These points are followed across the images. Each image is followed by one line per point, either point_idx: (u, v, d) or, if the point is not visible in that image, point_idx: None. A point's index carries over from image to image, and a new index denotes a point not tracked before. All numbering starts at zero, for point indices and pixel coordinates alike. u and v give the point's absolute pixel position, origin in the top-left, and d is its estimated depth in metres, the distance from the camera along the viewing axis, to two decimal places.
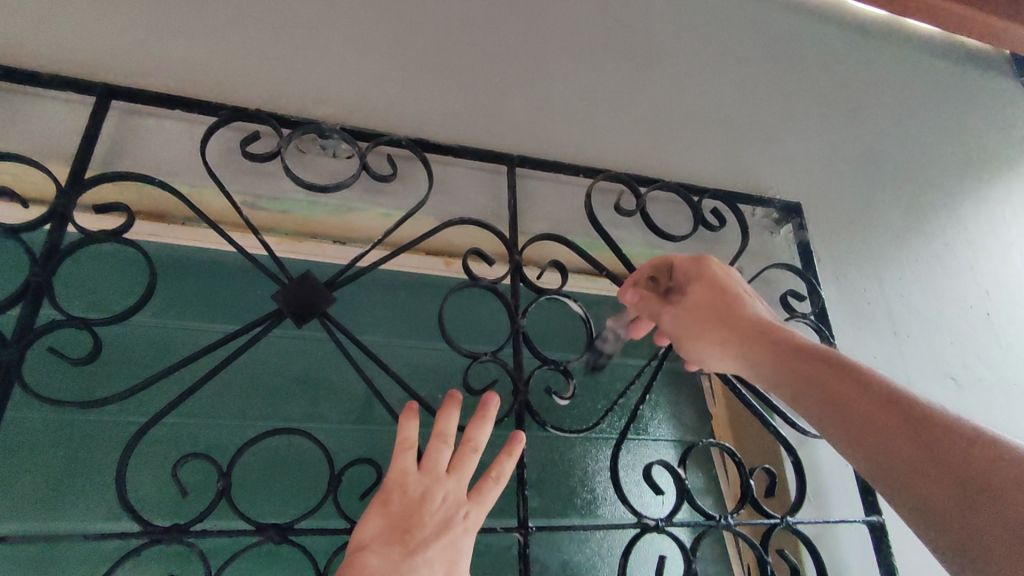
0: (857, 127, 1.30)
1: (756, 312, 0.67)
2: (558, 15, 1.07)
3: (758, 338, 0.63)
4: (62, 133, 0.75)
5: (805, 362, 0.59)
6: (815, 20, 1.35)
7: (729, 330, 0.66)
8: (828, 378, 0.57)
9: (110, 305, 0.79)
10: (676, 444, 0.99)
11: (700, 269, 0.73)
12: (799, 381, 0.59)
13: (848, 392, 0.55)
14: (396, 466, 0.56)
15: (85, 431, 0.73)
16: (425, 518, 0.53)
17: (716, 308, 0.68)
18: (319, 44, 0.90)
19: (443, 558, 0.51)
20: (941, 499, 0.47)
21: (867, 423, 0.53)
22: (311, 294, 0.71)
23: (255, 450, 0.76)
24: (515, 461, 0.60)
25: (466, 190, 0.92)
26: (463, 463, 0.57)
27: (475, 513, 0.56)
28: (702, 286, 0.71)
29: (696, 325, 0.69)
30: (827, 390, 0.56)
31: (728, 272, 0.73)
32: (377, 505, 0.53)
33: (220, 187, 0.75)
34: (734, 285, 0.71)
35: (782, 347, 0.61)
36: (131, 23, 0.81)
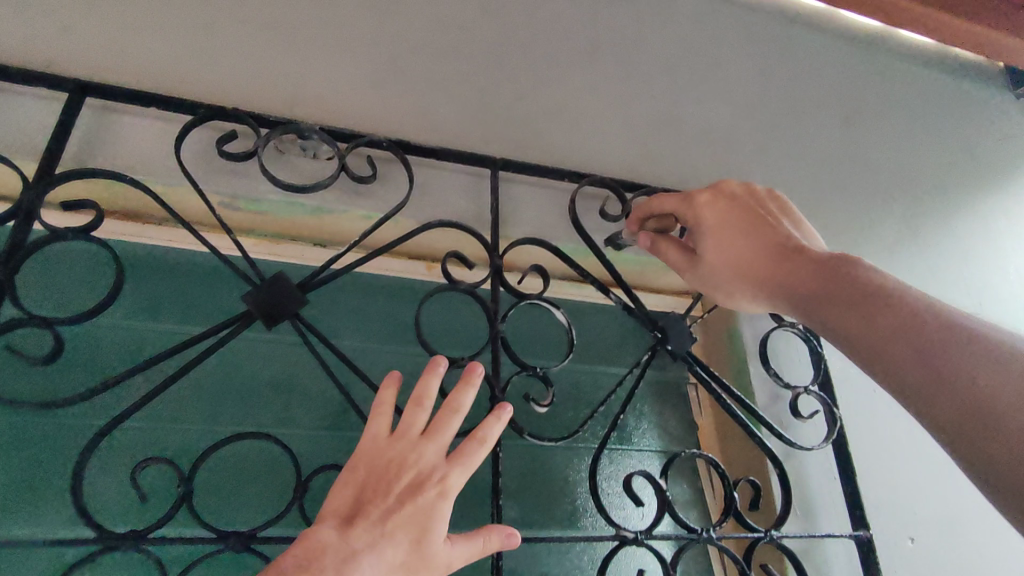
0: (850, 136, 1.30)
1: (768, 251, 0.72)
2: (546, 20, 1.07)
3: (779, 276, 0.70)
4: (33, 129, 0.74)
5: (829, 283, 0.65)
6: (806, 30, 1.34)
7: (752, 276, 0.73)
8: (857, 293, 0.62)
9: (76, 304, 0.77)
10: (660, 454, 0.97)
11: (699, 219, 0.78)
12: (820, 297, 0.65)
13: (866, 306, 0.60)
14: (368, 434, 0.55)
15: (45, 434, 0.70)
16: (396, 483, 0.52)
17: (731, 258, 0.75)
18: (300, 44, 0.89)
19: (410, 527, 0.49)
20: (941, 395, 0.53)
21: (882, 330, 0.58)
22: (283, 295, 0.69)
23: (222, 455, 0.74)
24: (502, 425, 0.57)
25: (447, 194, 0.90)
26: (438, 427, 0.55)
27: (454, 476, 0.53)
28: (709, 238, 0.76)
29: (718, 275, 0.76)
30: (849, 304, 0.62)
31: (726, 213, 0.77)
32: (344, 477, 0.52)
33: (195, 187, 0.73)
34: (740, 224, 0.75)
35: (804, 279, 0.68)
36: (111, 21, 0.80)
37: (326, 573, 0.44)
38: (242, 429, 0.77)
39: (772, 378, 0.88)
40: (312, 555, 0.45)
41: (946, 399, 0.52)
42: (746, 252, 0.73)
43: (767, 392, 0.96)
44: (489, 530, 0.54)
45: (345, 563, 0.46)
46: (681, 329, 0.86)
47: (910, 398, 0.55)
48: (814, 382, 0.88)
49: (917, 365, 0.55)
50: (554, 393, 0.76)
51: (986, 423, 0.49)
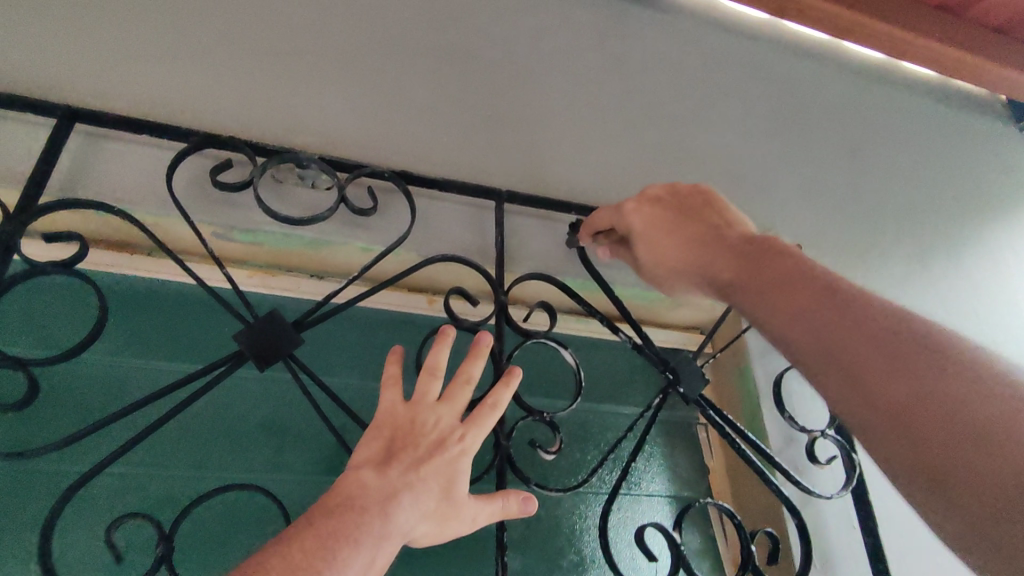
0: (856, 167, 1.28)
1: (694, 247, 0.64)
2: (551, 50, 1.05)
3: (704, 270, 0.62)
4: (19, 156, 0.71)
5: (755, 277, 0.55)
6: (811, 62, 1.34)
7: (686, 275, 0.64)
8: (777, 287, 0.53)
9: (56, 341, 0.73)
10: (671, 500, 0.93)
11: (629, 227, 0.71)
12: (742, 291, 0.56)
13: (790, 302, 0.51)
14: (387, 397, 0.57)
15: (14, 481, 0.65)
16: (419, 440, 0.54)
17: (665, 260, 0.66)
18: (302, 72, 0.86)
19: (440, 477, 0.52)
20: (870, 411, 0.45)
21: (805, 335, 0.49)
22: (276, 335, 0.66)
23: (209, 505, 0.70)
24: (511, 391, 0.61)
25: (450, 225, 0.87)
26: (456, 393, 0.59)
27: (471, 437, 0.56)
28: (642, 244, 0.69)
29: (657, 277, 0.67)
30: (770, 299, 0.53)
31: (651, 215, 0.69)
32: (372, 431, 0.54)
33: (186, 218, 0.70)
34: (666, 225, 0.67)
35: (733, 271, 0.58)
36: (105, 47, 0.78)
37: (370, 514, 0.46)
38: (230, 475, 0.72)
39: (788, 422, 0.84)
40: (352, 496, 0.47)
41: (876, 417, 0.44)
42: (678, 253, 0.65)
43: (782, 434, 0.93)
44: (506, 493, 0.57)
45: (386, 503, 0.48)
46: (692, 371, 0.83)
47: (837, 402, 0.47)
48: (831, 426, 0.84)
49: (851, 361, 0.46)
50: (561, 440, 0.72)
51: (929, 449, 0.41)
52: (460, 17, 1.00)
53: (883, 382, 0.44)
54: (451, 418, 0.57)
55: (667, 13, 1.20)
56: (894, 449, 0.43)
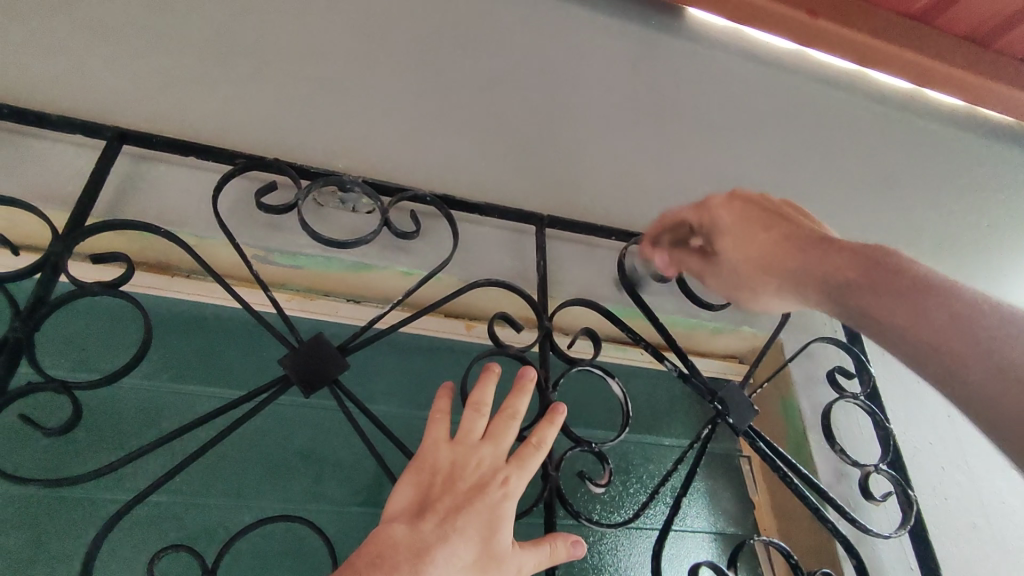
0: (891, 197, 1.26)
1: (790, 243, 0.64)
2: (588, 77, 1.05)
3: (817, 274, 0.59)
4: (67, 177, 0.71)
5: (900, 295, 0.52)
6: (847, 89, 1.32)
7: (782, 273, 0.63)
8: (897, 291, 0.53)
9: (96, 364, 0.72)
10: (716, 536, 0.89)
11: (714, 223, 0.70)
12: (873, 302, 0.54)
13: (960, 330, 0.47)
14: (429, 437, 0.57)
15: (51, 508, 0.63)
16: (460, 484, 0.53)
17: (755, 258, 0.66)
18: (344, 96, 0.86)
19: (479, 523, 0.50)
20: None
21: (989, 371, 0.44)
22: (322, 358, 0.64)
23: (249, 537, 0.67)
24: (556, 428, 0.60)
25: (491, 250, 0.86)
26: (498, 431, 0.58)
27: (514, 479, 0.55)
28: (728, 240, 0.68)
29: (741, 274, 0.67)
30: (931, 323, 0.49)
31: (743, 210, 0.69)
32: (408, 477, 0.54)
33: (229, 238, 0.69)
34: (757, 224, 0.67)
35: (856, 278, 0.56)
36: (154, 69, 0.78)
37: (401, 569, 0.45)
38: (268, 505, 0.70)
39: (839, 456, 0.79)
40: (382, 552, 0.46)
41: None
42: (771, 246, 0.65)
43: (832, 468, 0.90)
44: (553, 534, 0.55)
45: (418, 557, 0.47)
46: (741, 400, 0.80)
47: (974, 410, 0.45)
48: (884, 461, 0.80)
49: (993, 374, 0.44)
50: (611, 471, 0.69)
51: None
52: (500, 42, 1.00)
53: None
54: (494, 458, 0.57)
55: (704, 39, 1.19)
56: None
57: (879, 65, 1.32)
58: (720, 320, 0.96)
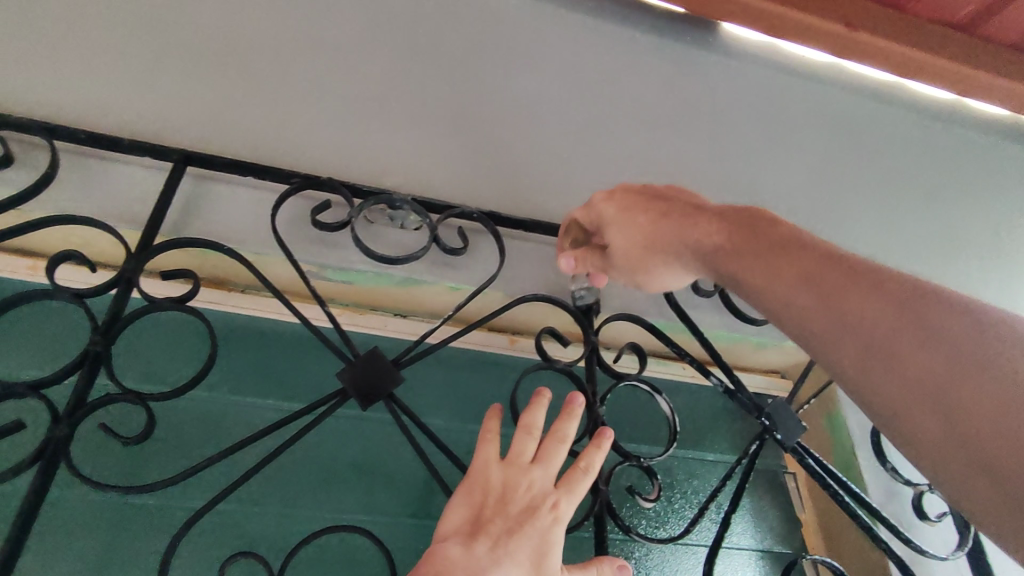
0: (935, 209, 1.24)
1: (676, 220, 0.64)
2: (626, 97, 1.06)
3: (695, 247, 0.62)
4: (138, 199, 0.76)
5: (757, 259, 0.55)
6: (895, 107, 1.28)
7: (668, 255, 0.64)
8: (783, 259, 0.53)
9: (165, 377, 0.75)
10: (762, 554, 0.89)
11: (599, 216, 0.70)
12: (742, 267, 0.56)
13: (801, 285, 0.50)
14: (480, 456, 0.59)
15: (123, 515, 0.66)
16: (510, 507, 0.56)
17: (642, 245, 0.66)
18: (392, 116, 0.89)
19: (529, 547, 0.53)
20: (891, 376, 0.42)
21: (820, 315, 0.48)
22: (379, 374, 0.66)
23: (306, 548, 0.69)
24: (604, 453, 0.62)
25: (536, 265, 0.88)
26: (549, 454, 0.60)
27: (563, 503, 0.57)
28: (614, 231, 0.68)
29: (638, 264, 0.67)
30: (781, 281, 0.52)
31: (621, 200, 0.69)
32: (459, 497, 0.56)
33: (288, 256, 0.72)
34: (636, 212, 0.67)
35: (726, 246, 0.59)
36: (213, 91, 0.81)
37: None
38: (323, 515, 0.72)
39: (889, 473, 0.80)
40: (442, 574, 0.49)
41: (886, 376, 0.43)
42: (655, 225, 0.65)
43: (883, 487, 0.90)
44: (600, 560, 0.57)
45: None
46: (789, 417, 0.80)
47: (843, 371, 0.46)
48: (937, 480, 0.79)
49: (837, 335, 0.46)
50: (660, 486, 0.69)
51: (928, 384, 0.40)
52: (541, 62, 1.01)
53: (893, 347, 0.43)
54: (544, 481, 0.58)
55: (743, 53, 1.19)
56: (893, 401, 0.42)
57: (936, 80, 1.26)
58: (763, 334, 0.95)
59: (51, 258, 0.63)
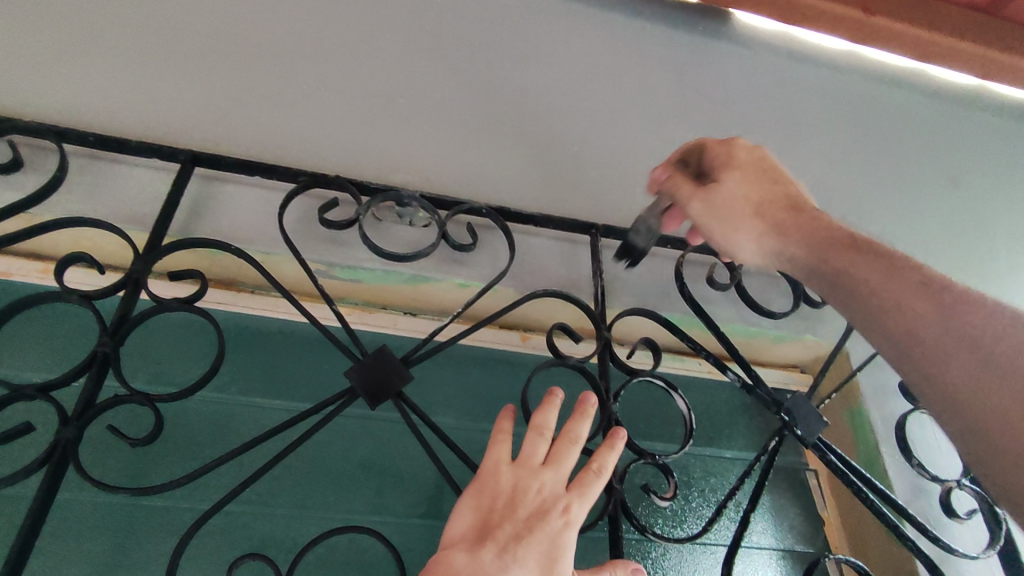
0: (960, 197, 1.20)
1: (791, 206, 0.63)
2: (638, 89, 1.03)
3: (803, 233, 0.60)
4: (145, 200, 0.75)
5: (873, 258, 0.55)
6: (918, 96, 1.24)
7: (770, 219, 0.62)
8: (894, 271, 0.53)
9: (174, 377, 0.75)
10: (783, 555, 0.86)
11: (732, 159, 0.67)
12: (848, 262, 0.56)
13: (921, 293, 0.51)
14: (490, 459, 0.59)
15: (132, 515, 0.66)
16: (520, 510, 0.56)
17: (752, 198, 0.64)
18: (400, 113, 0.88)
19: (540, 552, 0.53)
20: (1013, 396, 0.43)
21: (943, 324, 0.48)
22: (387, 371, 0.65)
23: (316, 548, 0.70)
24: (616, 454, 0.62)
25: (546, 261, 0.86)
26: (559, 456, 0.60)
27: (575, 506, 0.58)
28: (737, 174, 0.66)
29: (730, 208, 0.64)
30: (898, 284, 0.52)
31: (762, 157, 0.68)
32: (468, 501, 0.57)
33: (296, 255, 0.71)
34: (763, 174, 0.66)
35: (835, 240, 0.58)
36: (220, 91, 0.81)
37: None
38: (334, 516, 0.72)
39: (916, 470, 0.77)
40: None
41: (1005, 395, 0.43)
42: (771, 198, 0.64)
43: (909, 484, 0.87)
44: (613, 563, 0.57)
45: None
46: (809, 411, 0.77)
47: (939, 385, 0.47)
48: (966, 476, 0.77)
49: (945, 353, 0.47)
50: (677, 484, 0.68)
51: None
52: (551, 56, 0.99)
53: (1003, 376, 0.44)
54: (555, 484, 0.59)
55: (758, 41, 1.16)
56: (1008, 420, 0.43)
57: (960, 66, 1.23)
58: (780, 328, 0.93)
59: (60, 260, 0.64)
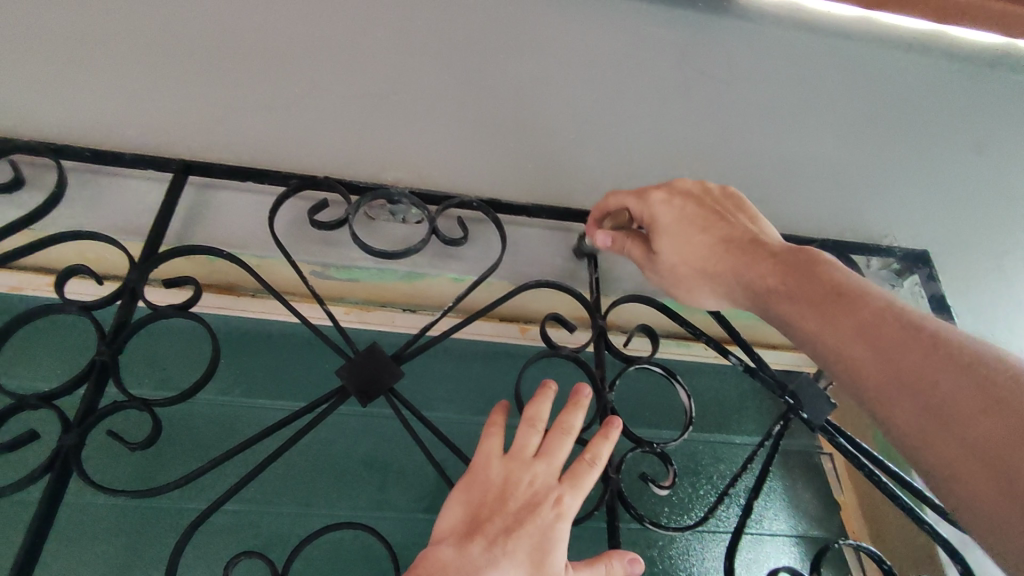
0: (990, 162, 1.12)
1: (735, 250, 0.64)
2: (637, 68, 0.99)
3: (745, 279, 0.62)
4: (142, 212, 0.78)
5: (808, 304, 0.55)
6: (944, 59, 1.16)
7: (714, 277, 0.65)
8: (829, 314, 0.53)
9: (177, 382, 0.78)
10: (798, 541, 0.85)
11: (653, 216, 0.69)
12: (792, 310, 0.56)
13: (860, 340, 0.50)
14: (481, 451, 0.57)
15: (140, 515, 0.69)
16: (510, 504, 0.53)
17: (691, 261, 0.66)
18: (389, 109, 0.87)
19: (529, 546, 0.51)
20: (973, 449, 0.42)
21: (904, 369, 0.47)
22: (379, 368, 0.65)
23: (320, 543, 0.71)
24: (612, 443, 0.58)
25: (541, 252, 0.86)
26: (552, 447, 0.57)
27: (568, 498, 0.54)
28: (667, 240, 0.67)
29: (680, 276, 0.67)
30: (837, 335, 0.52)
31: (682, 210, 0.68)
32: (458, 496, 0.54)
33: (287, 257, 0.71)
34: (695, 226, 0.67)
35: (778, 287, 0.59)
36: (210, 100, 0.82)
37: None
38: (337, 512, 0.73)
39: None
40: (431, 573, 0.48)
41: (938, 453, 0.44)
42: (708, 257, 0.65)
43: None
44: (610, 555, 0.54)
45: None
46: (816, 393, 0.74)
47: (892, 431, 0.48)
48: None
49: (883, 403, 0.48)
50: (676, 473, 0.65)
51: (1000, 454, 0.41)
52: (544, 41, 0.96)
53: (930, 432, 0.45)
54: (547, 476, 0.56)
55: (769, 10, 1.10)
56: (971, 471, 0.42)
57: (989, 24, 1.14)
58: None
59: (60, 272, 0.64)
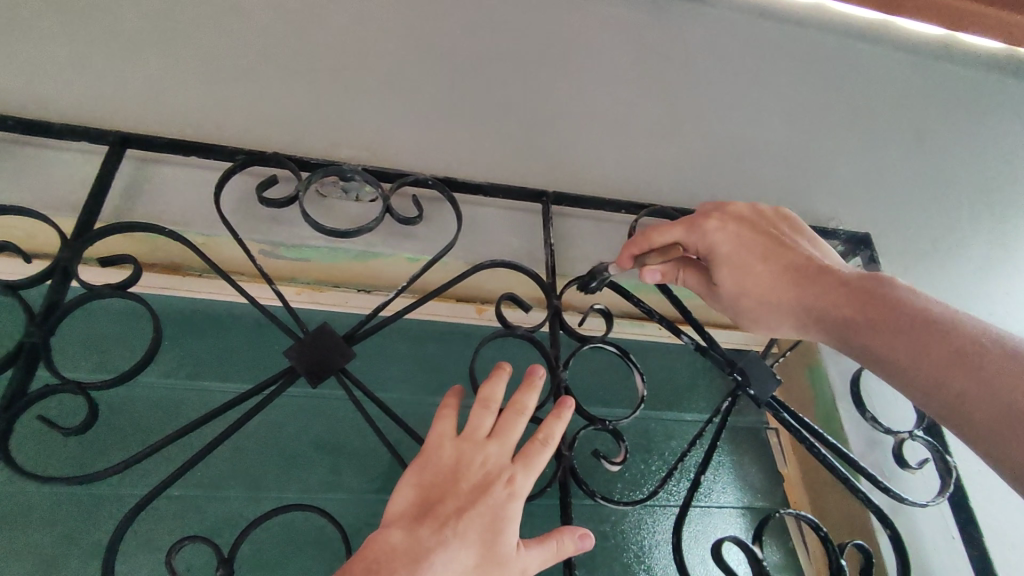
0: (927, 151, 1.17)
1: (801, 279, 0.62)
2: (593, 50, 0.99)
3: (811, 304, 0.60)
4: (73, 184, 0.73)
5: (891, 322, 0.53)
6: (892, 51, 1.20)
7: (785, 303, 0.63)
8: (900, 333, 0.52)
9: (114, 365, 0.75)
10: (744, 512, 0.88)
11: (711, 248, 0.69)
12: (867, 334, 0.55)
13: (949, 361, 0.48)
14: (435, 433, 0.57)
15: (77, 502, 0.66)
16: (463, 485, 0.53)
17: (754, 289, 0.65)
18: (340, 84, 0.84)
19: (479, 526, 0.50)
20: None
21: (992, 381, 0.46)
22: (329, 349, 0.64)
23: (270, 525, 0.70)
24: (564, 424, 0.59)
25: (496, 231, 0.86)
26: (504, 427, 0.57)
27: (521, 477, 0.55)
28: (726, 268, 0.68)
29: (744, 305, 0.67)
30: (924, 353, 0.50)
31: (740, 234, 0.68)
32: (410, 477, 0.54)
33: (233, 235, 0.68)
34: (755, 253, 0.66)
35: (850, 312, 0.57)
36: (148, 68, 0.78)
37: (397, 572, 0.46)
38: (288, 495, 0.72)
39: (870, 422, 0.80)
40: (378, 559, 0.46)
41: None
42: (774, 286, 0.64)
43: (863, 438, 0.91)
44: (561, 531, 0.54)
45: (414, 561, 0.47)
46: (763, 371, 0.77)
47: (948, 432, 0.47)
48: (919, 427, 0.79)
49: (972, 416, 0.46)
50: (627, 449, 0.66)
51: None
52: (503, 20, 0.95)
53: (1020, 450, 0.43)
54: (500, 456, 0.56)
55: None
56: None
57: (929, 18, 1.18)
58: None
59: None
